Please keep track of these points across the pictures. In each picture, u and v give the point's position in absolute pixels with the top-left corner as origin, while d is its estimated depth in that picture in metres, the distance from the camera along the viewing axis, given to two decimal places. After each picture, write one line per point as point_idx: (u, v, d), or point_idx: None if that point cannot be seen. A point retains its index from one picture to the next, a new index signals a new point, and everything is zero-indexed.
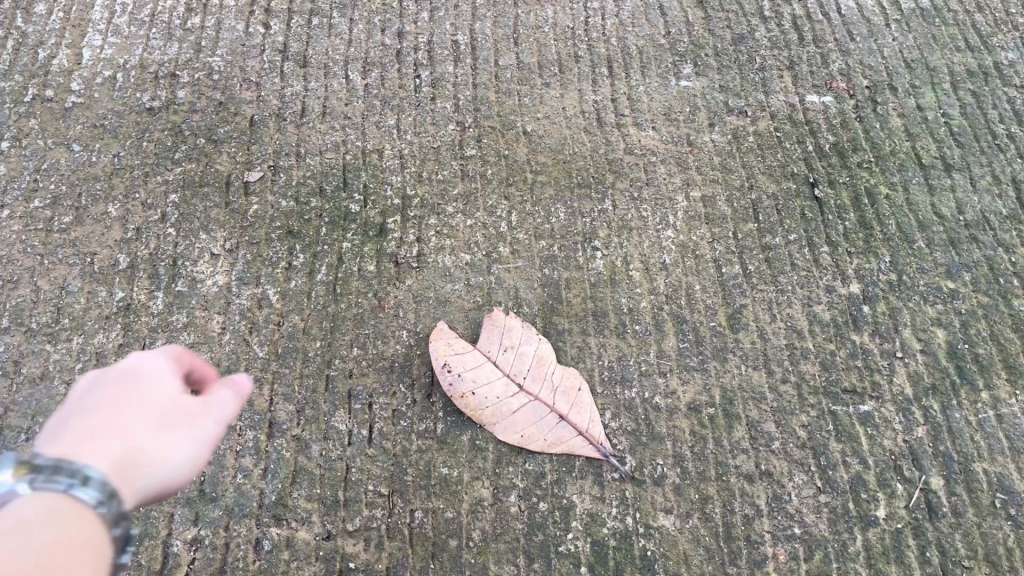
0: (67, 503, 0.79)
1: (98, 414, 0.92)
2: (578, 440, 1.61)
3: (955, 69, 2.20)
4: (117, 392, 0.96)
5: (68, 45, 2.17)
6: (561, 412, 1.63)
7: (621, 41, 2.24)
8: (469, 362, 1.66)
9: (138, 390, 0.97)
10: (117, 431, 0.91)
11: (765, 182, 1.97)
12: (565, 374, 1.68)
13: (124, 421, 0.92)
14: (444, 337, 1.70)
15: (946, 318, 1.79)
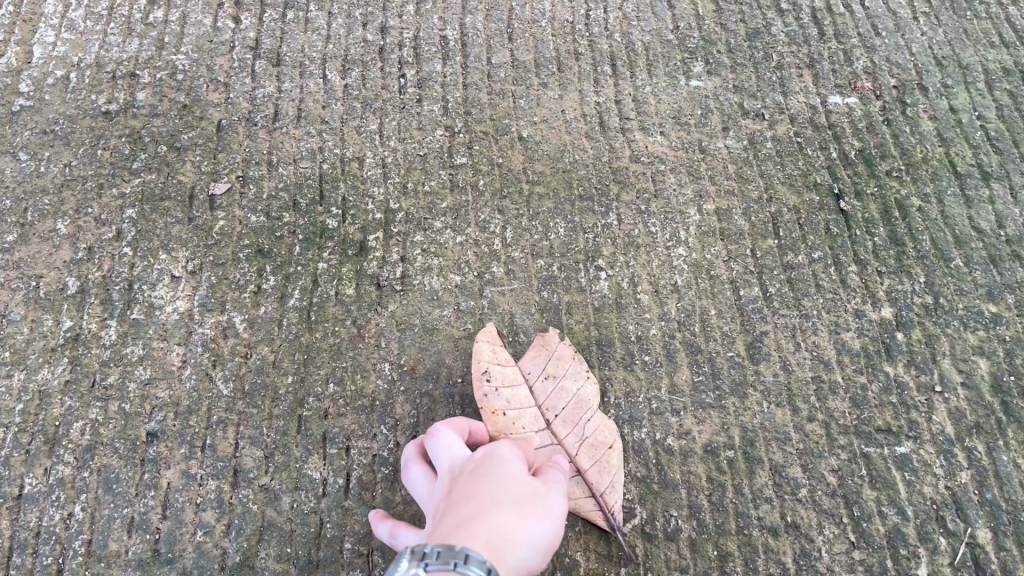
0: None
1: (472, 494, 1.13)
2: (591, 501, 1.39)
3: (990, 67, 2.01)
4: (483, 476, 1.17)
5: (17, 42, 1.97)
6: (580, 466, 1.41)
7: (626, 36, 2.05)
8: (506, 380, 1.46)
9: (495, 472, 1.18)
10: (493, 501, 1.11)
11: (785, 193, 1.79)
12: (603, 422, 1.45)
13: (496, 490, 1.13)
14: (494, 345, 1.50)
15: (988, 347, 1.61)
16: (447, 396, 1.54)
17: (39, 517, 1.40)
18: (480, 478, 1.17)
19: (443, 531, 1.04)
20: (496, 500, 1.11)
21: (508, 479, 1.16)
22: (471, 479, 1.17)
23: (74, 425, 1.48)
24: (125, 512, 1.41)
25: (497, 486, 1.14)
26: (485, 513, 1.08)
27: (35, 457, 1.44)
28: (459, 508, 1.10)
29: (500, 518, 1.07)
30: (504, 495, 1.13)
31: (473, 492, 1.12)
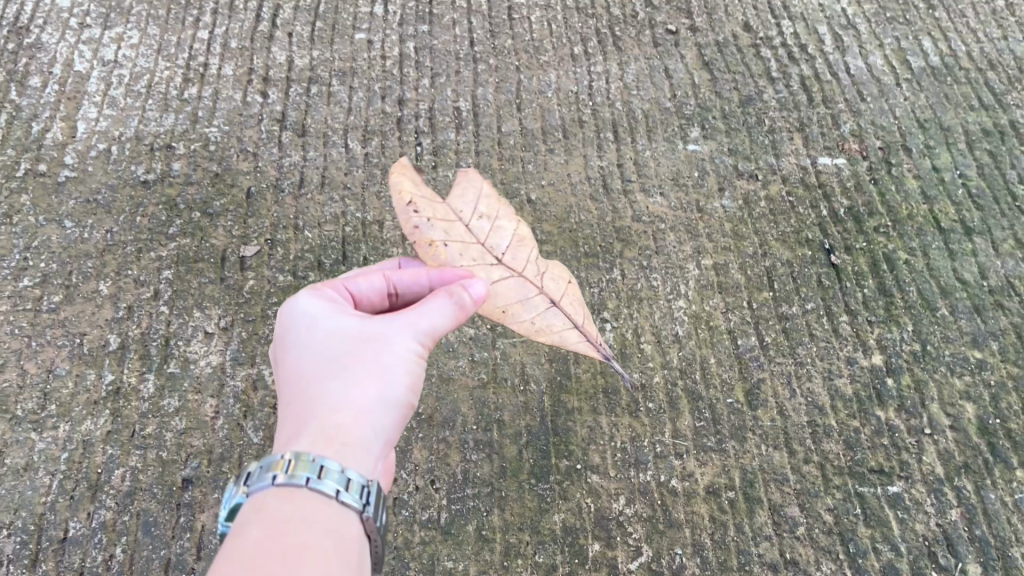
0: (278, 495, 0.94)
1: (298, 380, 1.07)
2: (574, 333, 1.34)
3: (970, 129, 2.14)
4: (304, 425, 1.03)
5: (62, 117, 2.12)
6: (550, 295, 1.33)
7: (627, 104, 2.19)
8: (484, 212, 1.33)
9: (307, 412, 1.04)
10: (316, 375, 1.06)
11: (778, 248, 1.91)
12: (560, 269, 1.36)
13: (316, 354, 1.08)
14: (461, 182, 1.34)
15: (975, 391, 1.70)
16: (463, 442, 1.64)
17: (83, 558, 1.49)
18: (288, 442, 1.02)
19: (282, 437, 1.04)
20: (316, 369, 1.07)
21: (329, 423, 1.03)
22: (287, 431, 1.04)
23: (115, 472, 1.58)
24: (163, 553, 1.50)
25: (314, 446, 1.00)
26: (314, 393, 1.05)
27: (79, 503, 1.55)
28: (244, 491, 0.97)
29: (327, 393, 1.05)
30: (324, 354, 1.07)
31: (298, 376, 1.08)
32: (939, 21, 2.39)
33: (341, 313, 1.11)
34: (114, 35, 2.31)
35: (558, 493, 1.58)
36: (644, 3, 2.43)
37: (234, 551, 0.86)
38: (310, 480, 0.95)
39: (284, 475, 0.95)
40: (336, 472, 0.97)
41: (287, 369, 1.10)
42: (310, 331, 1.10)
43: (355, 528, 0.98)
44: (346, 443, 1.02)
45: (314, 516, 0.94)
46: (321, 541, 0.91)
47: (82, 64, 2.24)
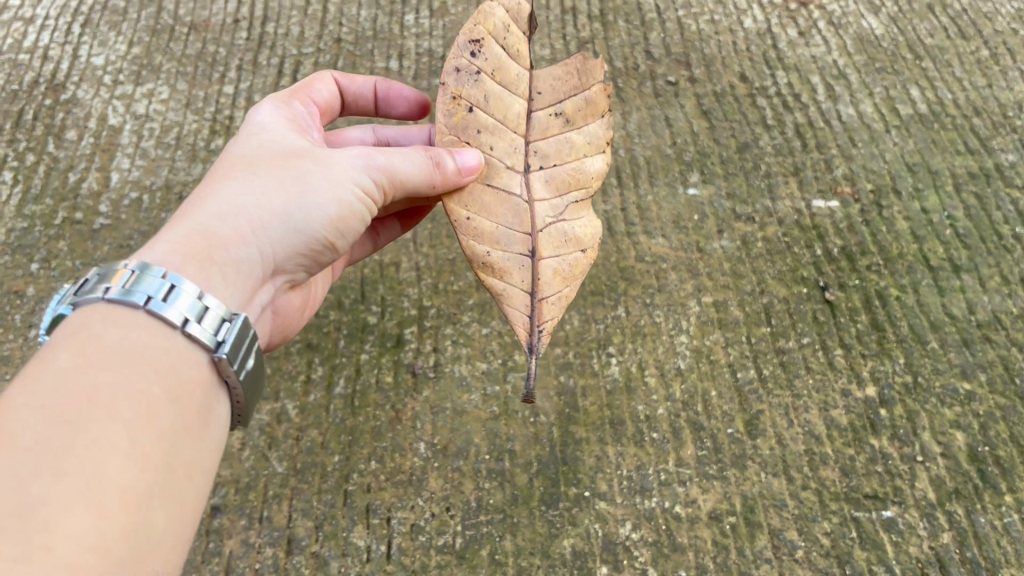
0: (98, 319, 1.09)
1: (224, 170, 1.33)
2: (526, 294, 1.23)
3: (957, 172, 2.25)
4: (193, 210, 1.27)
5: (97, 168, 2.25)
6: (537, 248, 1.24)
7: (629, 151, 2.30)
8: (562, 109, 1.29)
9: (209, 205, 1.27)
10: (240, 177, 1.31)
11: (775, 286, 2.00)
12: (583, 231, 1.27)
13: (251, 158, 1.34)
14: (571, 64, 1.28)
15: (964, 420, 1.79)
16: (476, 470, 1.72)
17: None
18: (178, 225, 1.24)
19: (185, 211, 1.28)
20: (241, 174, 1.31)
21: (212, 217, 1.25)
22: (188, 213, 1.27)
23: None
24: None
25: (191, 230, 1.23)
26: (225, 190, 1.29)
27: None
28: (69, 302, 1.13)
29: (238, 193, 1.28)
30: (257, 164, 1.33)
31: (227, 168, 1.33)
32: (926, 71, 2.51)
33: (289, 133, 1.42)
34: (145, 91, 2.44)
35: (567, 519, 1.66)
36: (645, 56, 2.56)
37: (35, 378, 0.99)
38: (148, 303, 1.12)
39: (119, 290, 1.12)
40: (182, 298, 1.14)
41: (223, 164, 1.36)
42: (258, 135, 1.39)
43: (190, 364, 1.14)
44: (220, 238, 1.24)
45: (134, 344, 1.08)
46: (122, 364, 1.04)
47: (115, 118, 2.37)
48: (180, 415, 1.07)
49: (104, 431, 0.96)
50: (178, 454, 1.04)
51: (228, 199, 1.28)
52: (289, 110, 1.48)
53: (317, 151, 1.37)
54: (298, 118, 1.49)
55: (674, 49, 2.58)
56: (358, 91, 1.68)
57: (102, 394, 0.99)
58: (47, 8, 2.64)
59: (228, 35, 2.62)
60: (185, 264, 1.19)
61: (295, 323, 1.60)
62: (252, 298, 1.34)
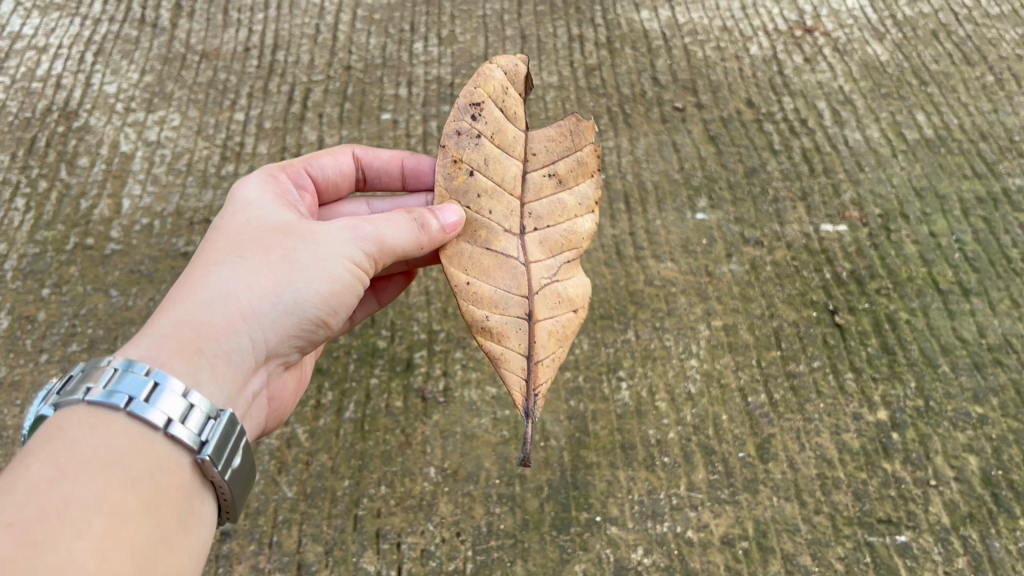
0: (77, 423, 1.03)
1: (208, 250, 1.27)
2: (520, 356, 1.18)
3: (964, 197, 2.25)
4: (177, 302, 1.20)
5: (109, 195, 2.27)
6: (532, 309, 1.20)
7: (637, 177, 2.32)
8: (556, 169, 1.28)
9: (193, 292, 1.21)
10: (224, 257, 1.24)
11: (785, 310, 2.00)
12: (577, 290, 1.23)
13: (236, 236, 1.27)
14: (566, 126, 1.29)
15: (977, 444, 1.78)
16: (486, 495, 1.71)
17: None
18: (161, 318, 1.18)
19: (166, 301, 1.22)
20: (226, 254, 1.24)
21: (197, 306, 1.19)
22: (170, 301, 1.21)
23: None
24: None
25: (174, 321, 1.17)
26: (208, 274, 1.22)
27: None
28: (46, 405, 1.06)
29: (222, 276, 1.22)
30: (242, 242, 1.26)
31: (210, 249, 1.27)
32: (932, 96, 2.52)
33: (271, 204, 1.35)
34: (156, 118, 2.47)
35: (578, 544, 1.65)
36: (652, 83, 2.58)
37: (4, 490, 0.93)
38: (130, 404, 1.06)
39: (100, 391, 1.06)
40: (168, 397, 1.08)
41: (207, 242, 1.29)
42: (241, 211, 1.32)
43: (172, 469, 1.07)
44: (208, 328, 1.18)
45: (112, 448, 1.02)
46: (97, 473, 0.97)
47: (126, 145, 2.39)
48: (158, 526, 1.00)
49: (71, 549, 0.89)
50: (155, 563, 0.97)
51: (214, 284, 1.21)
52: (275, 182, 1.42)
53: (303, 224, 1.30)
54: (284, 189, 1.42)
55: (681, 75, 2.60)
56: (381, 166, 1.61)
57: (73, 507, 0.93)
58: (60, 37, 2.67)
59: (239, 63, 2.64)
60: (170, 359, 1.13)
61: (292, 403, 1.52)
62: (245, 386, 1.28)
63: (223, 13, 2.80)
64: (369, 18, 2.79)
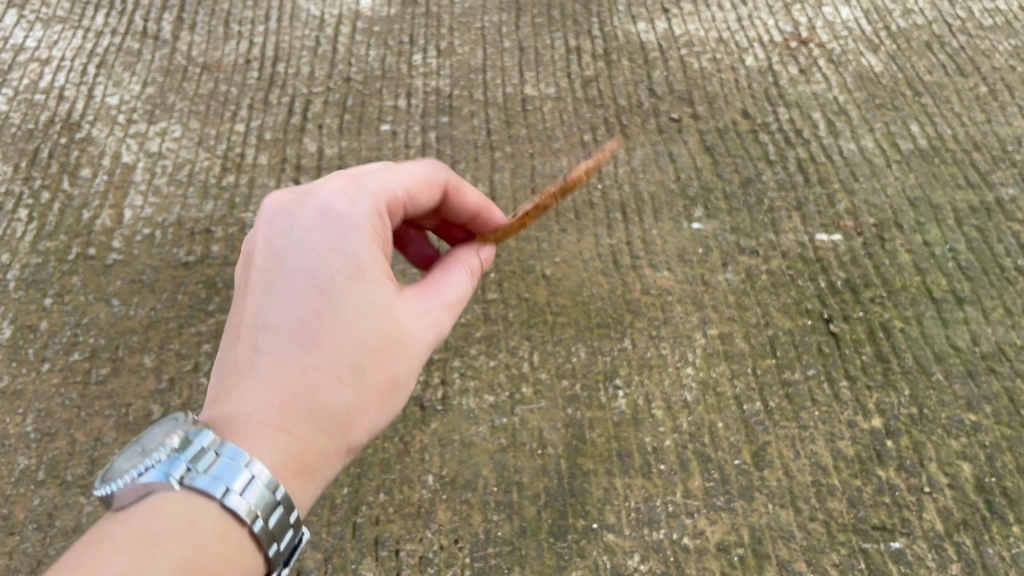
0: (172, 506, 0.99)
1: (327, 343, 1.15)
2: None
3: (957, 206, 2.27)
4: (302, 429, 1.11)
5: (111, 205, 2.29)
6: None
7: (634, 187, 2.34)
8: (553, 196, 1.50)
9: (315, 410, 1.12)
10: (344, 365, 1.15)
11: (780, 319, 2.02)
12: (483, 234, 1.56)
13: (352, 331, 1.16)
14: None
15: (971, 451, 1.79)
16: (484, 502, 1.73)
17: None
18: (286, 439, 1.09)
19: (285, 407, 1.11)
20: (347, 362, 1.15)
21: (320, 434, 1.13)
22: (292, 414, 1.11)
23: None
24: None
25: (301, 448, 1.10)
26: (331, 386, 1.14)
27: None
28: (148, 470, 1.03)
29: (341, 391, 1.15)
30: (358, 341, 1.17)
31: (328, 342, 1.15)
32: (925, 107, 2.55)
33: (381, 278, 1.22)
34: (158, 129, 2.49)
35: (575, 551, 1.67)
36: (649, 94, 2.61)
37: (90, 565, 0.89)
38: (225, 495, 1.01)
39: (203, 475, 1.02)
40: (264, 497, 1.04)
41: (317, 320, 1.15)
42: (354, 284, 1.18)
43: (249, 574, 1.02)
44: (322, 453, 1.13)
45: (202, 542, 0.97)
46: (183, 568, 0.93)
47: (128, 156, 2.42)
48: None
49: None
50: None
51: (334, 403, 1.14)
52: (377, 229, 1.26)
53: (405, 315, 1.23)
54: (382, 234, 1.27)
55: (677, 87, 2.63)
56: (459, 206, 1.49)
57: None
58: (63, 50, 2.70)
59: (240, 75, 2.67)
60: (295, 486, 1.09)
61: None
62: None
63: (224, 25, 2.83)
64: (368, 31, 2.82)
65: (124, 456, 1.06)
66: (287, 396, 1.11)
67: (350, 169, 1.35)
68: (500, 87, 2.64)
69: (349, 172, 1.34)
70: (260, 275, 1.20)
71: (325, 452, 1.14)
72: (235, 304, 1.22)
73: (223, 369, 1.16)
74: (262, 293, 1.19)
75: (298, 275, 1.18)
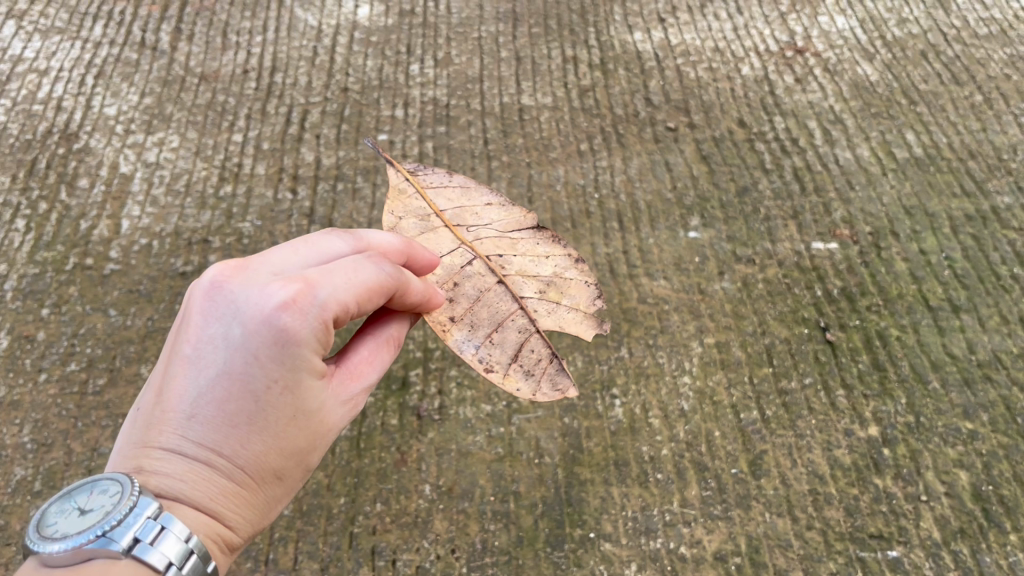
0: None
1: (254, 448, 1.09)
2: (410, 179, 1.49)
3: (954, 215, 2.28)
4: (218, 520, 1.10)
5: (108, 216, 2.29)
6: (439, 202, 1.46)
7: (631, 196, 2.34)
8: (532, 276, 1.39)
9: (237, 508, 1.11)
10: (272, 465, 1.12)
11: (777, 327, 2.02)
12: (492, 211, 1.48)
13: (285, 434, 1.11)
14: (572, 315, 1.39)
15: (967, 459, 1.79)
16: (481, 512, 1.73)
17: None
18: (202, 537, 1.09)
19: (203, 506, 1.08)
20: (274, 463, 1.12)
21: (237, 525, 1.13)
22: (211, 512, 1.09)
23: None
24: None
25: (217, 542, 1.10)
26: (253, 484, 1.12)
27: None
28: (90, 532, 0.98)
29: (262, 484, 1.13)
30: (289, 442, 1.12)
31: (259, 447, 1.10)
32: (921, 116, 2.56)
33: (316, 378, 1.13)
34: (156, 140, 2.50)
35: (572, 561, 1.66)
36: (646, 103, 2.62)
37: None
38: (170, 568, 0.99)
39: (148, 545, 0.99)
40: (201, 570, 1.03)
41: (249, 426, 1.08)
42: (296, 388, 1.10)
43: None
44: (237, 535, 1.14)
45: None
46: None
47: (126, 166, 2.42)
48: None
49: None
50: None
51: (255, 497, 1.13)
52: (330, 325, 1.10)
53: (342, 400, 1.18)
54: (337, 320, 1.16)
55: (673, 96, 2.63)
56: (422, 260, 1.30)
57: None
58: (61, 60, 2.71)
59: (238, 85, 2.68)
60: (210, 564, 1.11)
61: None
62: None
63: (222, 36, 2.84)
64: (366, 41, 2.83)
65: (56, 511, 1.02)
66: (208, 490, 1.08)
67: (302, 238, 1.19)
68: (498, 97, 2.64)
69: (307, 244, 1.17)
70: (187, 351, 1.08)
71: (232, 535, 1.13)
72: (161, 362, 1.12)
73: (139, 434, 1.09)
74: (187, 374, 1.08)
75: (230, 375, 1.06)
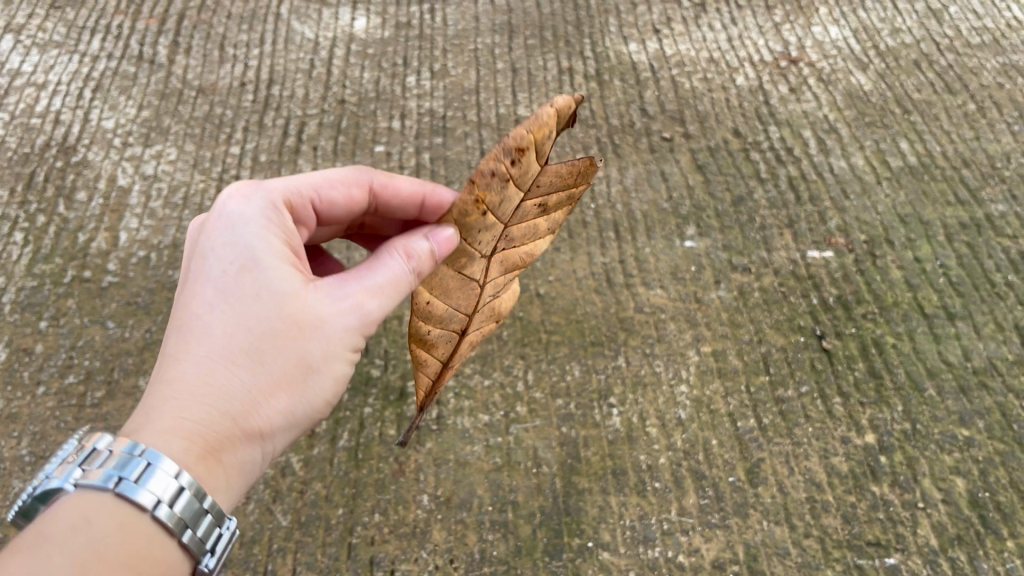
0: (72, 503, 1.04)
1: (216, 326, 1.17)
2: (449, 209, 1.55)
3: (948, 223, 2.29)
4: (189, 408, 1.13)
5: (106, 228, 2.30)
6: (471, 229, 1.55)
7: (627, 206, 2.35)
8: None
9: (211, 395, 1.14)
10: (239, 344, 1.16)
11: (773, 336, 2.03)
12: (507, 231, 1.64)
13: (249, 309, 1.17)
14: None
15: (963, 466, 1.80)
16: (479, 522, 1.73)
17: None
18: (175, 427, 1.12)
19: (173, 392, 1.14)
20: (243, 342, 1.16)
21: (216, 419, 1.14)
22: (182, 399, 1.13)
23: None
24: None
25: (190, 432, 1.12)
26: (224, 367, 1.15)
27: None
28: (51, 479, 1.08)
29: (238, 372, 1.15)
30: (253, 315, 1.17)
31: (221, 324, 1.16)
32: (915, 125, 2.57)
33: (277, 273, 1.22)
34: (154, 152, 2.51)
35: (570, 570, 1.67)
36: (641, 113, 2.63)
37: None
38: (119, 483, 1.05)
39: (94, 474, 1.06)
40: (158, 477, 1.06)
41: (208, 306, 1.18)
42: (248, 265, 1.20)
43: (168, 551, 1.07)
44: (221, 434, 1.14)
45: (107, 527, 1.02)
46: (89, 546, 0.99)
47: (124, 179, 2.43)
48: None
49: None
50: None
51: (232, 389, 1.15)
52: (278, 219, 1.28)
53: (317, 296, 1.21)
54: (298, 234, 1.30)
55: (668, 107, 2.65)
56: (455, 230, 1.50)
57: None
58: (59, 74, 2.72)
59: (235, 98, 2.69)
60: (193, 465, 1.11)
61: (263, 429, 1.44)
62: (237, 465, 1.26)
63: (219, 49, 2.85)
64: (362, 53, 2.84)
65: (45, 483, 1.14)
66: (175, 376, 1.15)
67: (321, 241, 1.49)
68: (494, 108, 2.66)
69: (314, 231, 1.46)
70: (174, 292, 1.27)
71: (209, 430, 1.14)
72: None
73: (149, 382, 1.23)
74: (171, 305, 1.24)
75: (191, 280, 1.22)
